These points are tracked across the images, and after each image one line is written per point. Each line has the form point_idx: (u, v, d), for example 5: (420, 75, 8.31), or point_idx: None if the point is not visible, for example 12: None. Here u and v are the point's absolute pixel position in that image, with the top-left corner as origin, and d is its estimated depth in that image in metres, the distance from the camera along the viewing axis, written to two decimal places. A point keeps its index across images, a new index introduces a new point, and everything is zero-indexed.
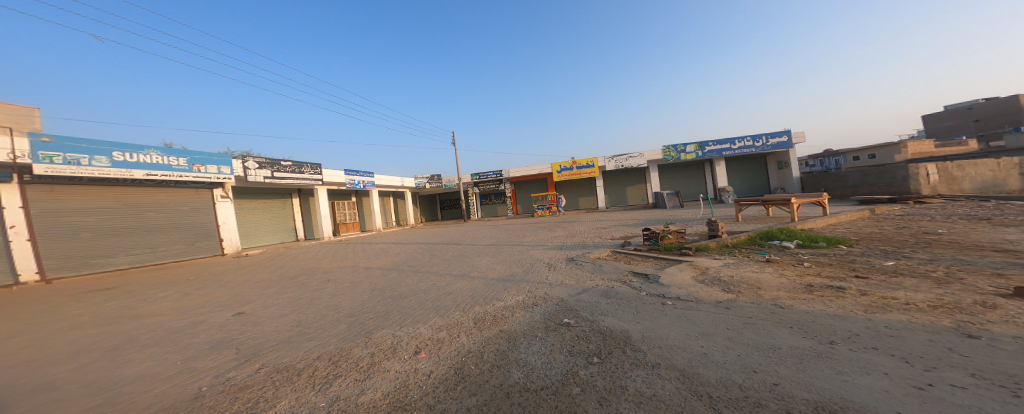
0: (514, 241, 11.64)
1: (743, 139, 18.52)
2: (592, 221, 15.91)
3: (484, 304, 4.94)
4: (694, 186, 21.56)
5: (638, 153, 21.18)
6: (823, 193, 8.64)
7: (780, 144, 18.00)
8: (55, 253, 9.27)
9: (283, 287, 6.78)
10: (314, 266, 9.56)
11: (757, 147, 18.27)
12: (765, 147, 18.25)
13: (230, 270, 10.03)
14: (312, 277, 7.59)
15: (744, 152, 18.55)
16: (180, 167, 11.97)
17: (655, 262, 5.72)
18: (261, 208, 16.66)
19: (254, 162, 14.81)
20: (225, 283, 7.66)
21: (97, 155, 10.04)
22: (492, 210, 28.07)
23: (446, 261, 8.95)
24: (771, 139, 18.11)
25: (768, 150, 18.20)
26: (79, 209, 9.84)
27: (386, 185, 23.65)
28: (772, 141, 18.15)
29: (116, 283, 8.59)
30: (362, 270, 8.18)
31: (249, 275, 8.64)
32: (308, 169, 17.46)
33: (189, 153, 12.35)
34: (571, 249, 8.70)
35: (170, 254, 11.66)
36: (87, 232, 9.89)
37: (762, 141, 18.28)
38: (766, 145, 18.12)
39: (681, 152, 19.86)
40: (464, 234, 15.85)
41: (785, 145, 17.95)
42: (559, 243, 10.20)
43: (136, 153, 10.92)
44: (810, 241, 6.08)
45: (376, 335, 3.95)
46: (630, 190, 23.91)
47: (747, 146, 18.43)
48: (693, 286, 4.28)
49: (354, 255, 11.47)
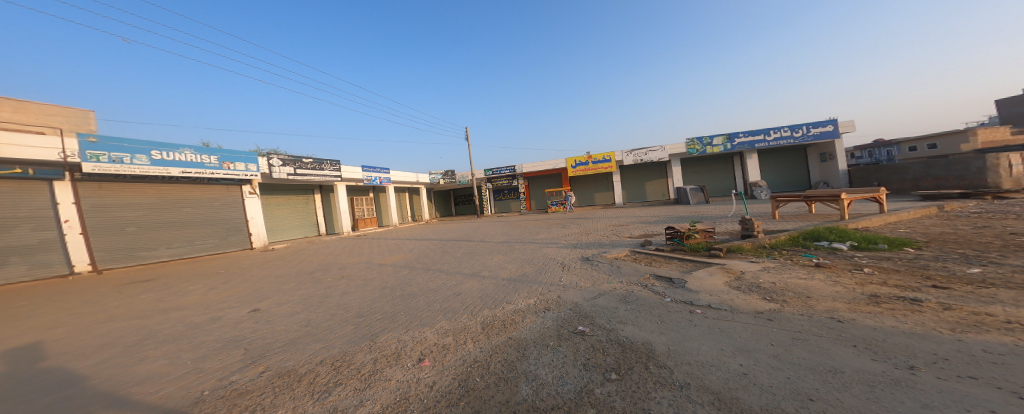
0: (527, 238, 11.31)
1: (780, 129, 17.07)
2: (611, 218, 15.25)
3: (493, 307, 4.66)
4: (722, 181, 20.23)
5: (659, 146, 20.10)
6: (878, 188, 7.66)
7: (823, 134, 16.42)
8: (104, 246, 9.98)
9: (298, 283, 6.83)
10: (330, 261, 9.69)
11: (796, 138, 16.79)
12: (805, 138, 16.72)
13: (256, 263, 10.43)
14: (326, 273, 7.63)
15: (781, 144, 17.10)
16: (212, 165, 12.57)
17: (681, 263, 5.20)
18: (286, 204, 17.33)
19: (278, 159, 15.36)
20: (246, 277, 7.86)
21: (138, 154, 10.71)
22: (508, 206, 27.85)
23: (457, 258, 8.77)
24: (812, 129, 16.56)
25: (810, 141, 16.67)
26: (124, 204, 10.52)
27: (401, 181, 24.00)
28: (814, 131, 16.58)
29: (155, 275, 9.13)
30: (374, 267, 8.16)
31: (269, 269, 8.86)
32: (327, 165, 17.95)
33: (220, 151, 12.94)
34: (588, 247, 8.26)
35: (204, 248, 12.30)
36: (131, 226, 10.55)
37: (801, 131, 16.77)
38: (806, 136, 16.60)
39: (708, 144, 18.64)
40: (477, 230, 15.72)
41: (829, 135, 16.36)
42: (574, 241, 9.76)
43: (173, 152, 11.55)
44: (866, 243, 5.32)
45: (382, 339, 3.77)
46: (651, 186, 22.83)
47: (784, 137, 16.97)
48: (728, 294, 3.76)
49: (368, 251, 11.60)
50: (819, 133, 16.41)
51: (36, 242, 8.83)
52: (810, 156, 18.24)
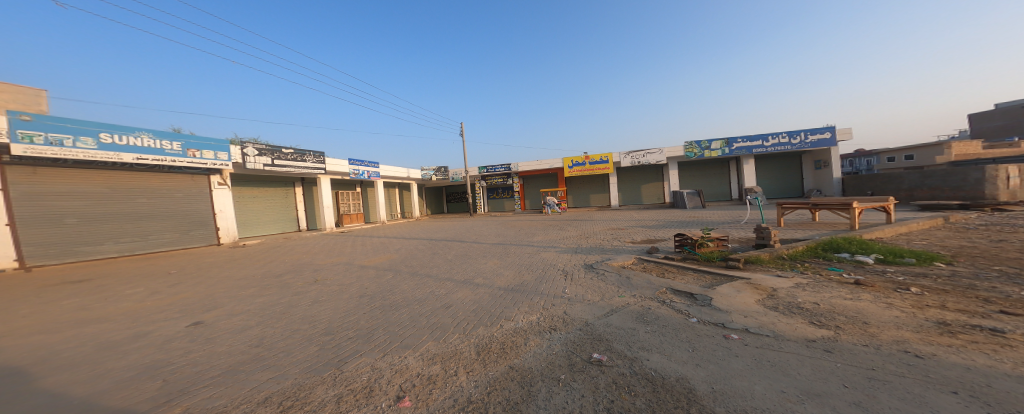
0: (523, 240, 10.70)
1: (778, 135, 17.03)
2: (608, 221, 14.81)
3: (488, 324, 4.00)
4: (717, 186, 20.20)
5: (656, 148, 19.83)
6: (888, 197, 7.37)
7: (820, 141, 16.45)
8: (36, 239, 8.74)
9: (263, 288, 5.99)
10: (306, 261, 8.82)
11: (793, 145, 16.79)
12: (802, 145, 16.75)
13: (219, 262, 9.37)
14: (298, 277, 6.80)
15: (778, 150, 17.07)
16: (174, 152, 11.30)
17: (696, 276, 4.68)
18: (262, 197, 16.13)
19: (253, 148, 14.12)
20: (205, 279, 6.96)
21: (83, 136, 9.39)
22: (500, 205, 27.19)
23: (448, 261, 8.06)
24: (810, 136, 16.58)
25: (806, 148, 16.68)
26: (65, 193, 9.26)
27: (391, 176, 22.95)
28: (811, 137, 16.59)
29: (93, 274, 7.97)
30: (355, 270, 7.37)
31: (234, 270, 7.93)
32: (310, 157, 16.78)
33: (184, 137, 11.66)
34: (589, 253, 7.72)
35: (161, 244, 11.10)
36: (71, 217, 9.31)
37: (799, 138, 16.78)
38: (804, 142, 16.61)
39: (705, 148, 18.47)
40: (470, 229, 15.02)
41: (826, 142, 16.39)
42: (573, 245, 9.21)
43: (126, 136, 10.24)
44: (891, 255, 4.90)
45: (350, 366, 3.06)
46: (646, 188, 22.64)
47: (782, 143, 16.93)
48: (765, 315, 3.20)
49: (351, 250, 10.71)
50: (816, 140, 16.45)
51: None
52: (805, 163, 18.30)
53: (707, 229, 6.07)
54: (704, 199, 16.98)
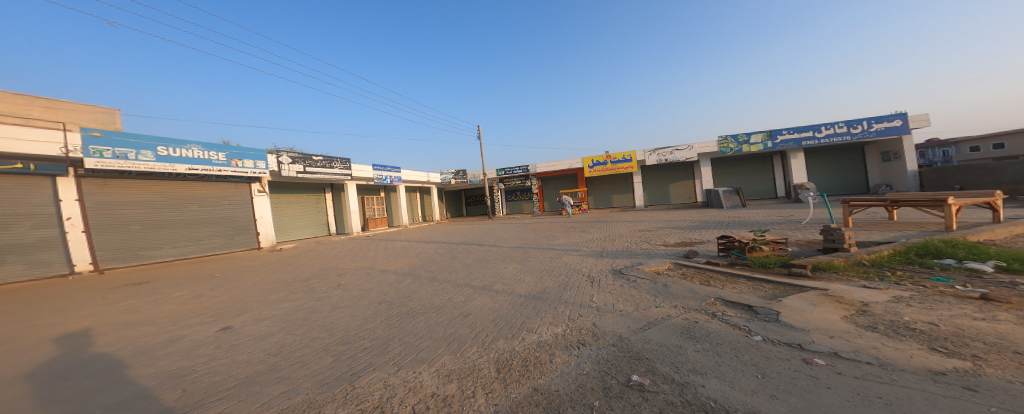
0: (544, 243, 10.27)
1: (834, 125, 15.21)
2: (634, 222, 13.96)
3: (509, 338, 3.66)
4: (759, 183, 18.51)
5: (686, 145, 18.48)
6: (996, 192, 6.07)
7: (889, 130, 14.47)
8: (107, 244, 9.59)
9: (290, 292, 6.07)
10: (330, 265, 8.99)
11: (853, 135, 14.95)
12: (865, 134, 14.85)
13: (256, 266, 9.80)
14: (323, 282, 6.86)
15: (835, 142, 15.25)
16: (220, 162, 12.14)
17: (751, 284, 4.00)
18: (295, 203, 16.97)
19: (287, 156, 14.88)
20: (239, 283, 7.22)
21: (143, 149, 10.30)
22: (518, 207, 26.82)
23: (467, 266, 7.83)
24: (875, 125, 14.65)
25: (871, 137, 14.76)
26: (129, 202, 10.14)
27: (411, 181, 23.44)
28: (877, 126, 14.65)
29: (148, 277, 8.56)
30: (376, 276, 7.35)
31: (265, 274, 8.22)
32: (337, 164, 17.45)
33: (228, 148, 12.50)
34: (618, 256, 7.13)
35: (210, 248, 11.91)
36: (136, 224, 10.17)
37: (860, 127, 14.89)
38: (867, 132, 14.70)
39: (743, 143, 16.93)
40: (489, 232, 14.81)
41: (897, 131, 14.38)
42: (599, 248, 8.64)
43: (179, 148, 11.13)
44: (1012, 261, 3.94)
45: (361, 382, 2.82)
46: (676, 188, 21.24)
47: (840, 133, 15.10)
48: (855, 335, 2.55)
49: (373, 254, 10.86)
50: (883, 128, 14.50)
51: (34, 240, 8.44)
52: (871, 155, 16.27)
53: (759, 230, 5.31)
54: (745, 198, 15.33)
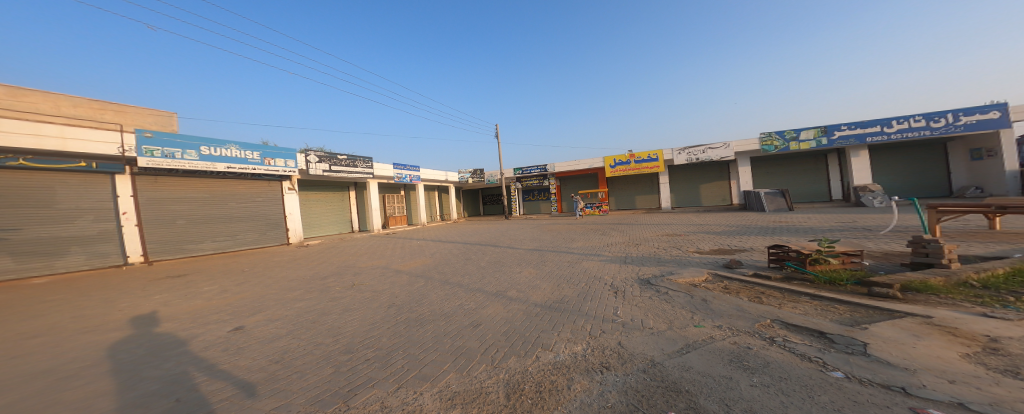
0: (561, 246, 9.80)
1: (908, 119, 13.30)
2: (660, 225, 13.07)
3: (521, 356, 3.27)
4: (807, 184, 16.75)
5: (721, 142, 17.06)
6: None
7: (982, 123, 12.36)
8: (156, 238, 10.28)
9: (306, 291, 6.05)
10: (348, 264, 9.09)
11: (934, 129, 12.96)
12: (950, 128, 12.81)
13: (283, 261, 10.13)
14: (339, 281, 6.84)
15: (909, 137, 13.32)
16: (255, 161, 12.78)
17: (818, 305, 3.30)
18: (322, 201, 17.64)
19: (314, 156, 15.45)
20: (261, 279, 7.40)
21: (188, 149, 10.97)
22: (536, 208, 26.36)
23: (480, 268, 7.55)
24: (963, 117, 12.62)
25: (958, 132, 12.68)
26: (176, 198, 10.83)
27: (431, 180, 23.71)
28: (966, 118, 12.58)
29: (187, 270, 9.04)
30: (389, 277, 7.25)
31: (286, 271, 8.41)
32: (360, 162, 17.94)
33: (262, 148, 13.12)
34: (645, 263, 6.50)
35: (246, 243, 12.56)
36: (181, 220, 10.87)
37: (943, 120, 12.89)
38: (953, 126, 12.70)
39: (790, 139, 15.34)
40: (504, 233, 14.51)
41: (993, 124, 12.24)
42: (622, 253, 8.02)
43: (219, 148, 11.78)
44: None
45: (355, 402, 2.54)
46: (707, 188, 19.75)
47: (916, 128, 13.16)
48: (989, 380, 1.86)
49: (389, 253, 10.93)
50: (974, 121, 12.45)
51: (94, 233, 9.19)
52: (954, 152, 14.12)
53: (825, 240, 4.53)
54: (791, 201, 13.75)
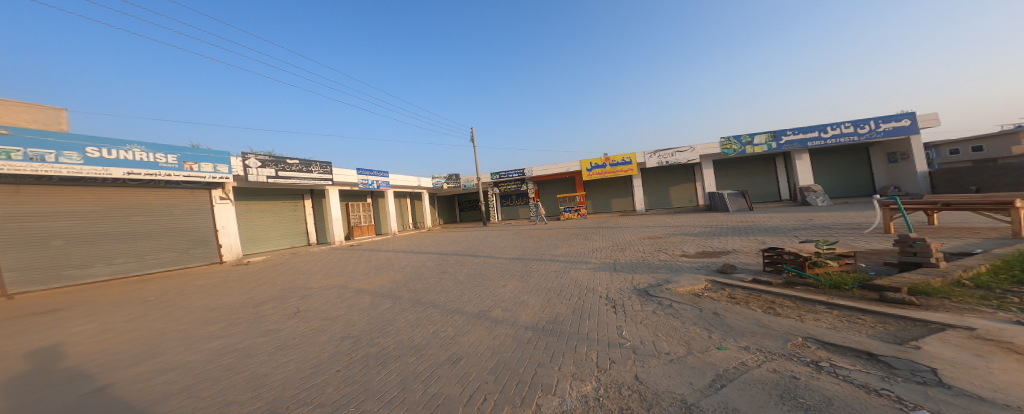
0: (546, 253, 9.22)
1: (840, 125, 14.79)
2: (639, 228, 13.10)
3: (516, 407, 2.50)
4: (762, 186, 18.08)
5: (687, 146, 17.86)
6: None
7: (898, 129, 14.10)
8: (19, 264, 7.92)
9: (232, 325, 4.79)
10: (298, 284, 7.71)
11: (861, 135, 14.54)
12: (874, 134, 14.46)
13: (209, 285, 8.34)
14: (279, 308, 5.59)
15: (842, 142, 14.81)
16: (170, 165, 10.52)
17: (843, 317, 3.01)
18: (268, 210, 15.47)
19: (255, 160, 13.30)
20: (174, 310, 5.88)
21: (67, 150, 8.59)
22: (515, 213, 26.02)
23: (458, 284, 6.69)
24: (883, 124, 14.29)
25: (879, 137, 14.36)
26: (53, 211, 8.52)
27: (401, 186, 22.04)
28: (885, 125, 14.27)
29: (65, 303, 6.97)
30: (347, 299, 6.14)
31: (214, 296, 6.88)
32: (315, 167, 15.92)
33: (180, 150, 10.92)
34: (636, 272, 6.13)
35: (159, 264, 10.34)
36: (59, 239, 8.55)
37: (868, 127, 14.51)
38: (876, 132, 14.32)
39: (746, 144, 16.40)
40: (483, 241, 13.62)
41: (906, 130, 14.02)
42: (609, 261, 7.63)
43: (117, 149, 9.46)
44: None
45: None
46: (676, 190, 20.68)
47: (847, 134, 14.68)
48: None
49: (352, 268, 9.60)
50: (892, 128, 14.14)
51: None
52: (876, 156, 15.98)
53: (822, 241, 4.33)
54: (751, 201, 14.66)
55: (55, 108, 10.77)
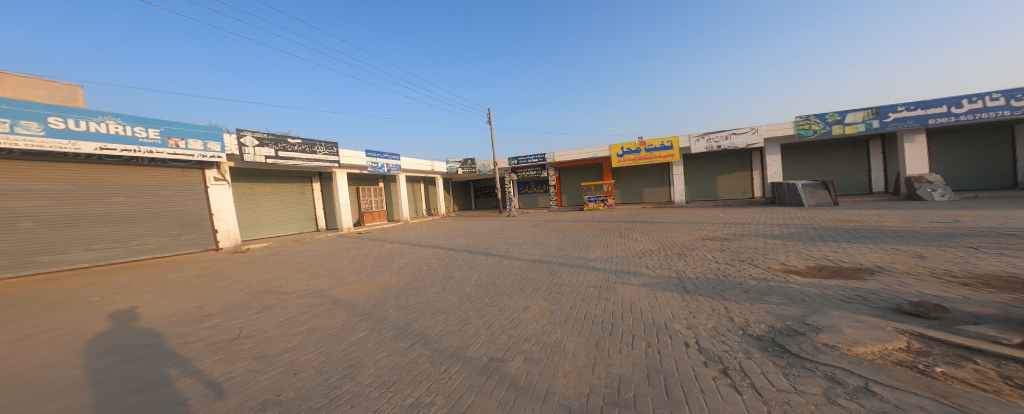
0: (577, 256, 7.30)
1: (981, 98, 11.60)
2: (687, 224, 10.80)
3: None
4: (840, 175, 14.99)
5: (749, 127, 14.95)
6: None
7: None
8: None
9: (123, 364, 3.24)
10: (271, 286, 6.29)
11: (1014, 109, 11.34)
12: None
13: (180, 281, 7.14)
14: (213, 332, 4.05)
15: (983, 118, 11.63)
16: (150, 141, 9.40)
17: None
18: (273, 195, 14.47)
19: (252, 138, 12.08)
20: (99, 324, 4.55)
21: (25, 120, 7.47)
22: (534, 201, 24.15)
23: (462, 303, 4.89)
24: None
25: None
26: (20, 189, 7.59)
27: (414, 170, 20.67)
28: None
29: (9, 299, 5.95)
30: (312, 319, 4.52)
31: (167, 301, 5.57)
32: (320, 148, 14.60)
33: (164, 123, 9.79)
34: (729, 299, 3.94)
35: (147, 251, 9.44)
36: (28, 222, 7.63)
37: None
38: None
39: (833, 124, 13.46)
40: (497, 233, 11.89)
41: None
42: (670, 273, 5.57)
43: (87, 120, 8.34)
44: None
45: None
46: (726, 180, 17.76)
47: (992, 107, 11.49)
48: None
49: (345, 264, 8.19)
50: None
51: None
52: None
53: None
54: (836, 194, 11.69)
55: (72, 84, 10.31)
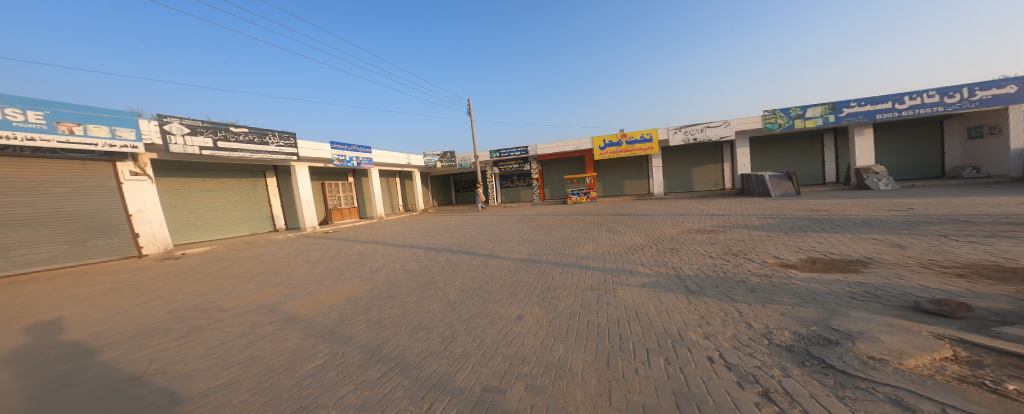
0: (571, 253, 6.90)
1: (921, 95, 12.80)
2: (672, 216, 10.86)
3: None
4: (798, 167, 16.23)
5: (721, 121, 15.48)
6: None
7: (998, 98, 12.08)
8: None
9: None
10: (209, 301, 5.23)
11: (948, 106, 12.58)
12: (965, 103, 12.45)
13: (84, 297, 5.79)
14: (108, 370, 3.09)
15: (922, 113, 12.86)
16: (31, 126, 7.52)
17: None
18: (216, 191, 12.60)
19: (180, 125, 10.24)
20: None
21: None
22: (516, 194, 23.67)
23: (446, 313, 4.27)
24: (978, 92, 12.27)
25: (972, 107, 12.35)
26: None
27: (388, 163, 19.19)
28: (981, 93, 12.26)
29: None
30: (254, 343, 3.64)
31: (56, 326, 4.38)
32: (272, 139, 12.83)
33: (52, 104, 7.87)
34: (738, 301, 3.72)
35: (37, 262, 7.68)
36: None
37: (958, 96, 12.53)
38: (969, 100, 12.29)
39: (795, 118, 14.33)
40: (485, 230, 11.24)
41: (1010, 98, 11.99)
42: (667, 270, 5.30)
43: None
44: None
45: None
46: (699, 172, 18.42)
47: (930, 103, 12.71)
48: None
49: (308, 269, 7.16)
50: (991, 96, 12.10)
51: None
52: (954, 131, 15.80)
53: None
54: (799, 184, 12.36)
55: None
